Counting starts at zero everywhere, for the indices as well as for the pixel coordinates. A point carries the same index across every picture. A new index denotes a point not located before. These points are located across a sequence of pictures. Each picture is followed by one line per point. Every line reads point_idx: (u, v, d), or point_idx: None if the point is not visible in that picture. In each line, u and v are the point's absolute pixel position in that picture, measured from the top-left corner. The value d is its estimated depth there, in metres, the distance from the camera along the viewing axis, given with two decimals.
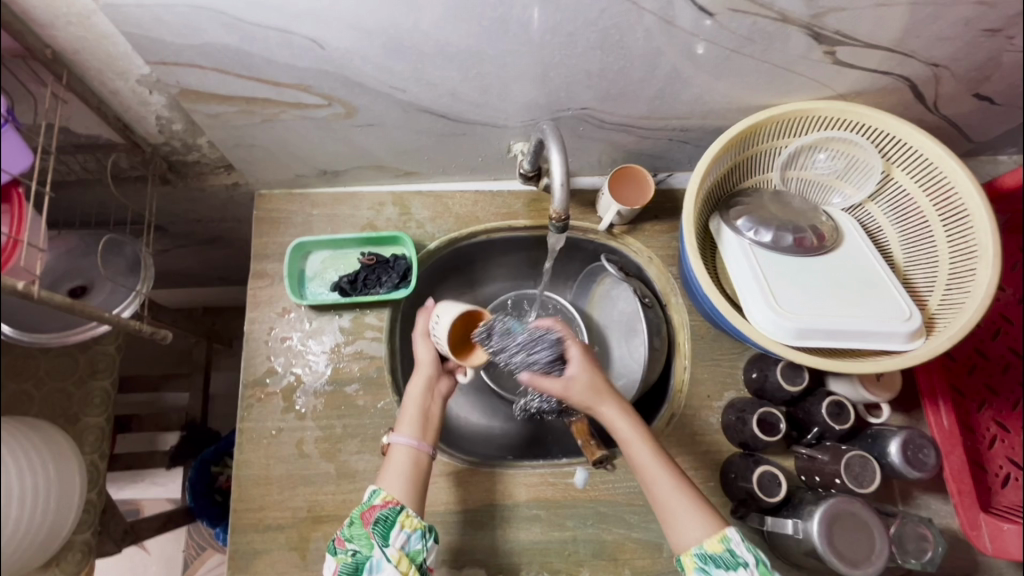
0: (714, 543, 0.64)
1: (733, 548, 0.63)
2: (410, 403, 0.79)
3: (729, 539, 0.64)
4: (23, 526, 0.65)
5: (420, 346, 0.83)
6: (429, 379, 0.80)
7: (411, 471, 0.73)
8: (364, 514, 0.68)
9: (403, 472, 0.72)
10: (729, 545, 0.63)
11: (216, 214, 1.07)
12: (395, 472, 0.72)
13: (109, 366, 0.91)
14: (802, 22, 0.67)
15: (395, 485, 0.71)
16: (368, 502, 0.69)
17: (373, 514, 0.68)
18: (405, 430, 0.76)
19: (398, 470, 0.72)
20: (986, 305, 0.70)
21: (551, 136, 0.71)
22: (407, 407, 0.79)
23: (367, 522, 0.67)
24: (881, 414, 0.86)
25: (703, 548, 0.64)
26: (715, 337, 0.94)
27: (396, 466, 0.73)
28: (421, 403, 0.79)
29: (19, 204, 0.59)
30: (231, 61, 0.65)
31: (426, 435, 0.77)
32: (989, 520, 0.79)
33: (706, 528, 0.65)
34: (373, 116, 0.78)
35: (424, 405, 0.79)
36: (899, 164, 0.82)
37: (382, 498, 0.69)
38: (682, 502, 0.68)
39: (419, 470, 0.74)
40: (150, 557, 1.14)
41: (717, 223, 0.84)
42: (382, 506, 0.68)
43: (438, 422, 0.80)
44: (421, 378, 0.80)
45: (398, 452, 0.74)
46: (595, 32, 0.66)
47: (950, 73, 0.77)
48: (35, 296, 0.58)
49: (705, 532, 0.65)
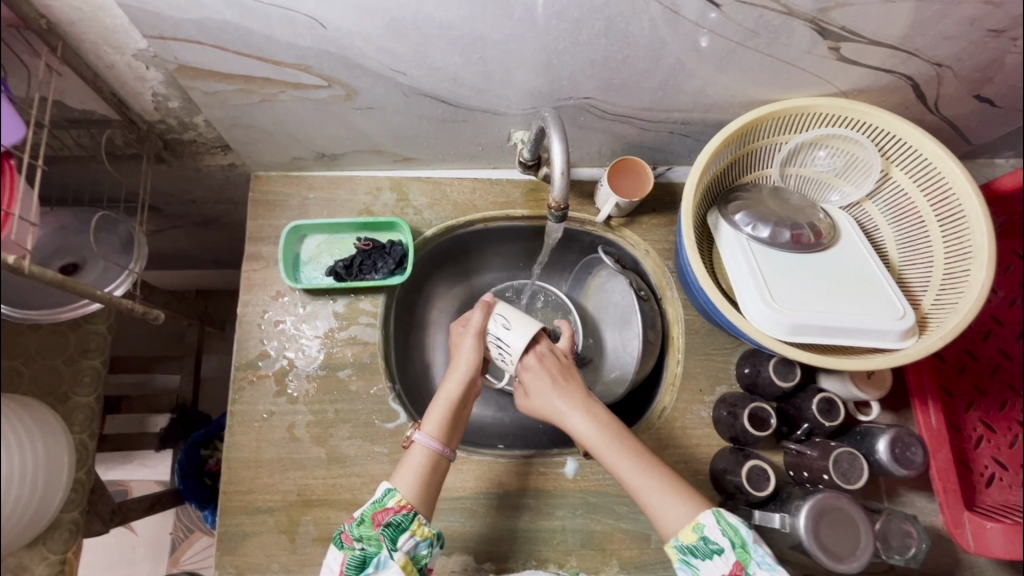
0: (688, 534, 0.65)
1: (706, 536, 0.64)
2: (442, 402, 0.77)
3: (703, 526, 0.65)
4: (11, 502, 0.64)
5: (469, 342, 0.79)
6: (468, 383, 0.78)
7: (428, 473, 0.72)
8: (375, 515, 0.68)
9: (418, 473, 0.72)
10: (702, 534, 0.64)
11: (211, 195, 1.06)
12: (410, 472, 0.72)
13: (101, 346, 0.90)
14: (809, 16, 0.67)
15: (409, 488, 0.70)
16: (381, 502, 0.69)
17: (385, 516, 0.67)
18: (428, 429, 0.74)
19: (415, 471, 0.72)
20: (980, 306, 0.71)
21: (552, 124, 0.70)
22: (436, 406, 0.77)
23: (379, 523, 0.67)
24: (870, 412, 0.87)
25: (681, 541, 0.65)
26: (709, 332, 0.95)
27: (414, 466, 0.72)
28: (451, 403, 0.77)
29: (11, 175, 0.58)
30: (230, 38, 0.64)
31: (448, 438, 0.75)
32: (973, 518, 0.80)
33: (681, 517, 0.66)
34: (373, 99, 0.77)
35: (456, 406, 0.77)
36: (898, 163, 0.82)
37: (397, 501, 0.68)
38: (654, 494, 0.68)
39: (436, 473, 0.73)
40: (139, 539, 1.13)
41: (715, 217, 0.84)
42: (396, 511, 0.67)
43: (462, 425, 0.79)
44: (458, 377, 0.78)
45: (418, 451, 0.73)
46: (600, 20, 0.66)
47: (953, 73, 0.77)
48: (25, 271, 0.57)
49: (681, 522, 0.66)
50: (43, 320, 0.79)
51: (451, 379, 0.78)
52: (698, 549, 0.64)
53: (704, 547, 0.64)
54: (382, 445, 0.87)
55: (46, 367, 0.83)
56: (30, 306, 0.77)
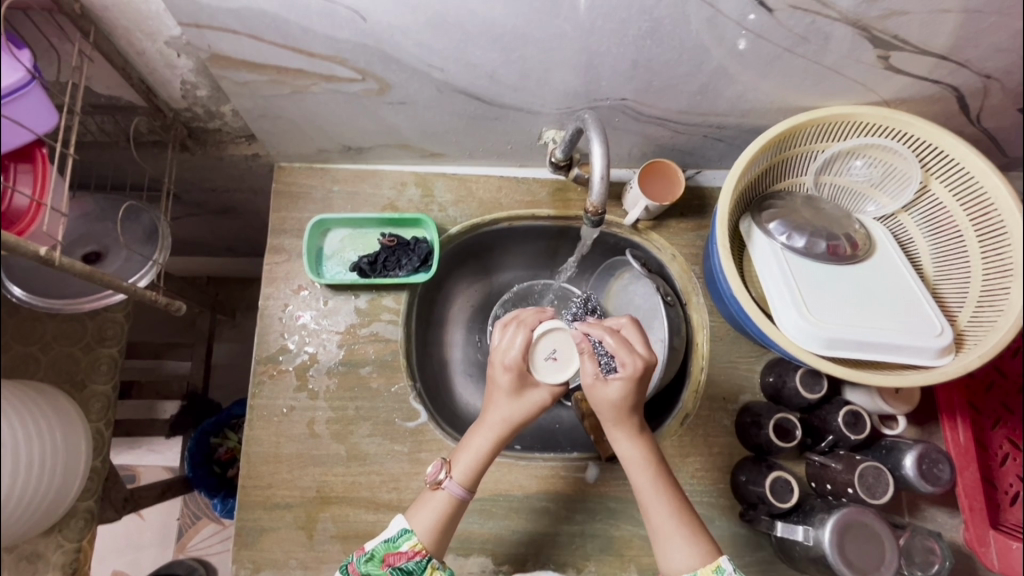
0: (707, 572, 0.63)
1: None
2: (473, 448, 0.72)
3: (723, 569, 0.63)
4: (29, 494, 0.63)
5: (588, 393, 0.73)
6: (500, 438, 0.72)
7: (447, 519, 0.69)
8: (387, 555, 0.67)
9: (436, 518, 0.69)
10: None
11: (232, 184, 1.04)
12: (428, 514, 0.69)
13: (119, 334, 0.87)
14: (860, 23, 0.65)
15: (425, 532, 0.68)
16: (394, 543, 0.67)
17: (397, 560, 0.67)
18: (459, 476, 0.71)
19: (435, 516, 0.69)
20: (1020, 325, 0.70)
21: (592, 126, 0.68)
22: (468, 447, 0.72)
23: (390, 565, 0.66)
24: (896, 427, 0.86)
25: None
26: (735, 339, 0.94)
27: (434, 508, 0.70)
28: (484, 451, 0.72)
29: (42, 164, 0.57)
30: (267, 28, 0.62)
31: (476, 485, 0.72)
32: (998, 538, 0.80)
33: (697, 557, 0.65)
34: (406, 94, 0.76)
35: (489, 455, 0.73)
36: (937, 175, 0.80)
37: (411, 546, 0.67)
38: (676, 529, 0.67)
39: (453, 520, 0.70)
40: (145, 525, 1.30)
41: (748, 225, 0.83)
42: (409, 557, 0.66)
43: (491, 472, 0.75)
44: (503, 398, 0.73)
45: (441, 495, 0.70)
46: (647, 21, 0.64)
47: (1000, 85, 0.76)
48: (55, 263, 0.55)
49: (697, 562, 0.65)
50: (66, 310, 0.77)
51: (486, 427, 0.72)
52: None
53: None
54: (402, 444, 0.86)
55: (64, 355, 0.82)
56: (55, 295, 0.77)
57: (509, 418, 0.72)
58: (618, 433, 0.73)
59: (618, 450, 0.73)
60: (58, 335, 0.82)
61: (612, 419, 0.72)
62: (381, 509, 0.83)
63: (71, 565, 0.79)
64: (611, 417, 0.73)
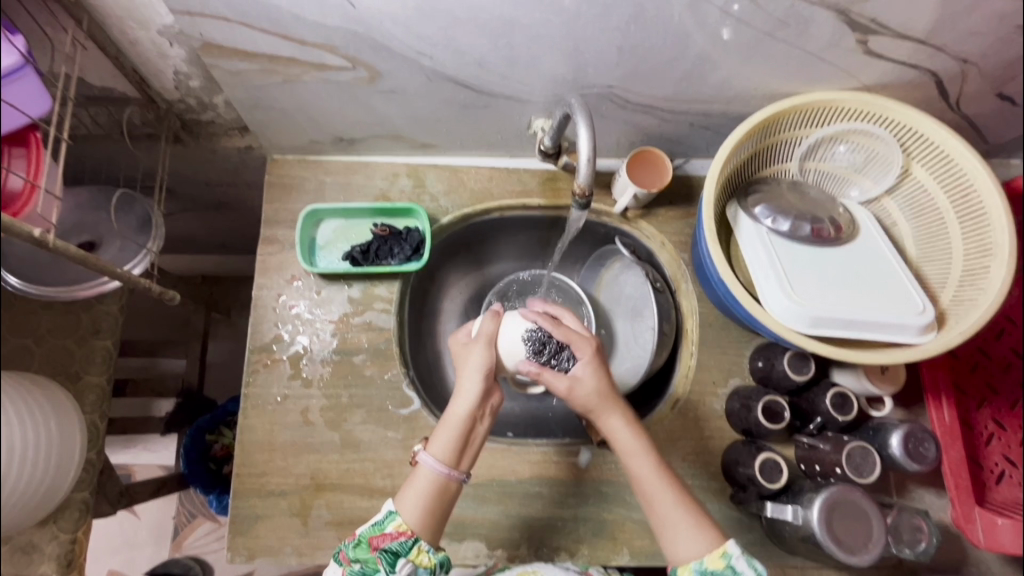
0: (715, 560, 0.64)
1: (734, 565, 0.63)
2: (451, 423, 0.71)
3: (731, 555, 0.64)
4: (24, 480, 0.64)
5: (479, 352, 0.75)
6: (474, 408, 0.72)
7: (432, 498, 0.69)
8: (372, 538, 0.66)
9: (421, 497, 0.68)
10: (730, 561, 0.63)
11: (225, 178, 1.05)
12: (413, 494, 0.68)
13: (113, 327, 0.87)
14: (838, 7, 0.66)
15: (410, 512, 0.67)
16: (380, 525, 0.66)
17: (382, 541, 0.65)
18: (436, 451, 0.70)
19: (419, 497, 0.68)
20: (999, 302, 0.71)
21: (579, 110, 0.69)
22: (445, 425, 0.72)
23: (376, 548, 0.65)
24: (882, 409, 0.87)
25: (704, 564, 0.64)
26: (723, 325, 0.95)
27: (417, 487, 0.69)
28: (461, 424, 0.71)
29: (37, 148, 0.58)
30: (259, 16, 0.63)
31: (457, 460, 0.71)
32: (983, 514, 0.81)
33: (706, 543, 0.65)
34: (397, 83, 0.77)
35: (466, 429, 0.72)
36: (919, 159, 0.82)
37: (396, 527, 0.66)
38: (681, 519, 0.67)
39: (441, 498, 0.69)
40: (140, 522, 1.29)
41: (734, 210, 0.84)
42: (394, 537, 0.65)
43: (478, 444, 0.74)
44: (472, 385, 0.73)
45: (422, 473, 0.70)
46: (631, 7, 0.65)
47: (977, 70, 0.78)
48: (49, 245, 0.56)
49: (705, 548, 0.65)
50: (60, 299, 0.78)
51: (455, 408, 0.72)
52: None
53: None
54: (396, 430, 0.87)
55: (59, 347, 0.82)
56: (44, 285, 0.77)
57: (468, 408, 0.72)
58: (613, 416, 0.72)
59: (615, 436, 0.72)
60: (52, 328, 0.81)
61: (603, 407, 0.72)
62: (375, 495, 0.84)
63: (66, 557, 0.79)
64: (608, 404, 0.72)
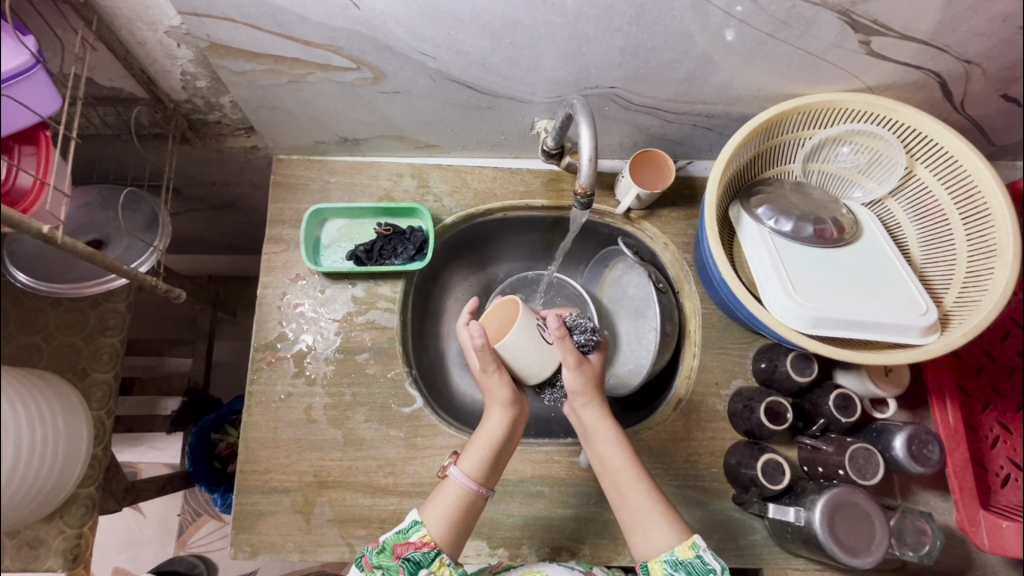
0: (685, 550, 0.64)
1: (701, 556, 0.63)
2: (484, 440, 0.72)
3: (699, 546, 0.64)
4: (32, 476, 0.64)
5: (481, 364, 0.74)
6: (509, 423, 0.73)
7: (460, 514, 0.69)
8: (397, 546, 0.67)
9: (449, 511, 0.69)
10: (699, 552, 0.63)
11: (231, 178, 1.06)
12: (441, 506, 0.69)
13: (121, 324, 0.87)
14: (841, 8, 0.66)
15: (436, 523, 0.67)
16: (405, 534, 0.67)
17: (406, 550, 0.66)
18: (467, 467, 0.71)
19: (446, 509, 0.69)
20: (1003, 304, 0.71)
21: (581, 111, 0.70)
22: (477, 441, 0.73)
23: (399, 556, 0.66)
24: (886, 410, 0.87)
25: (675, 555, 0.64)
26: (727, 326, 0.95)
27: (446, 501, 0.69)
28: (493, 445, 0.72)
29: (47, 147, 0.59)
30: (264, 17, 0.64)
31: (486, 478, 0.72)
32: (989, 517, 0.80)
33: (675, 536, 0.66)
34: (400, 83, 0.78)
35: (498, 449, 0.73)
36: (922, 160, 0.81)
37: (421, 537, 0.66)
38: (652, 508, 0.68)
39: (467, 513, 0.70)
40: (147, 521, 1.30)
41: (737, 210, 0.85)
42: (418, 547, 0.65)
43: (502, 467, 0.75)
44: (499, 408, 0.74)
45: (451, 487, 0.70)
46: (632, 8, 0.66)
47: (981, 71, 0.78)
48: (58, 241, 0.56)
49: (674, 540, 0.66)
50: (68, 295, 0.78)
51: (490, 417, 0.74)
52: (692, 567, 0.63)
53: (699, 566, 0.62)
54: (398, 429, 0.87)
55: (66, 345, 0.82)
56: (56, 282, 0.79)
57: (500, 429, 0.73)
58: (583, 404, 0.76)
59: (587, 423, 0.75)
60: (60, 325, 0.82)
61: (588, 391, 0.75)
62: (377, 493, 0.84)
63: (72, 551, 0.78)
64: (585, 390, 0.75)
